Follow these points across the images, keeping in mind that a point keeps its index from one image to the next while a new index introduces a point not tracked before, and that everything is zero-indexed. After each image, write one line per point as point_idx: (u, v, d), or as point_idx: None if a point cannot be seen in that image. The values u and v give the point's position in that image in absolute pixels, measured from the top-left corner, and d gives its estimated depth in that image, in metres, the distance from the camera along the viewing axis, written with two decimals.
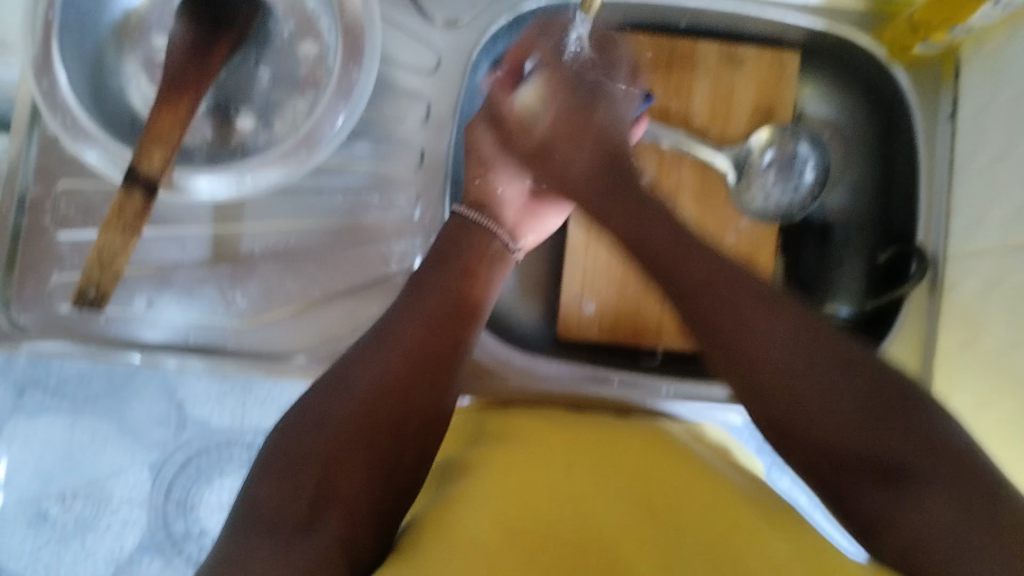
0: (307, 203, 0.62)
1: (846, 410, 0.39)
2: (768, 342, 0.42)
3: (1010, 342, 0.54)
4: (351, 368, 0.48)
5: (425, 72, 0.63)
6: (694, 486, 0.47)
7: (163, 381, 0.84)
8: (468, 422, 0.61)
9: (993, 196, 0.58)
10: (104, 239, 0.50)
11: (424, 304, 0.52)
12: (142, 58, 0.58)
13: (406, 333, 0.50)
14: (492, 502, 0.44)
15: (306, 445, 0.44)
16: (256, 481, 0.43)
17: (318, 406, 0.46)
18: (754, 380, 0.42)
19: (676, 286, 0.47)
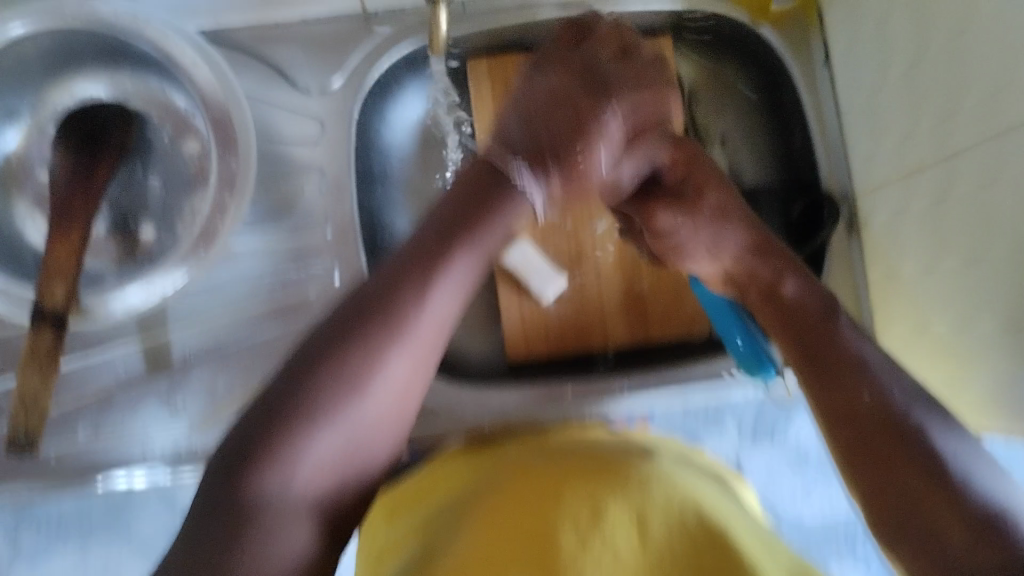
0: (230, 294, 0.62)
1: (892, 459, 0.39)
2: (854, 407, 0.41)
3: (927, 263, 0.56)
4: (292, 391, 0.38)
5: (312, 142, 0.63)
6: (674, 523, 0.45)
7: (160, 497, 0.85)
8: (436, 462, 0.57)
9: (878, 128, 0.60)
10: (24, 378, 0.51)
11: (400, 326, 0.39)
12: (31, 197, 0.59)
13: (376, 382, 0.38)
14: (489, 552, 0.44)
15: (270, 474, 0.36)
16: (206, 509, 0.36)
17: (271, 422, 0.37)
18: (874, 454, 0.39)
19: (801, 356, 0.46)
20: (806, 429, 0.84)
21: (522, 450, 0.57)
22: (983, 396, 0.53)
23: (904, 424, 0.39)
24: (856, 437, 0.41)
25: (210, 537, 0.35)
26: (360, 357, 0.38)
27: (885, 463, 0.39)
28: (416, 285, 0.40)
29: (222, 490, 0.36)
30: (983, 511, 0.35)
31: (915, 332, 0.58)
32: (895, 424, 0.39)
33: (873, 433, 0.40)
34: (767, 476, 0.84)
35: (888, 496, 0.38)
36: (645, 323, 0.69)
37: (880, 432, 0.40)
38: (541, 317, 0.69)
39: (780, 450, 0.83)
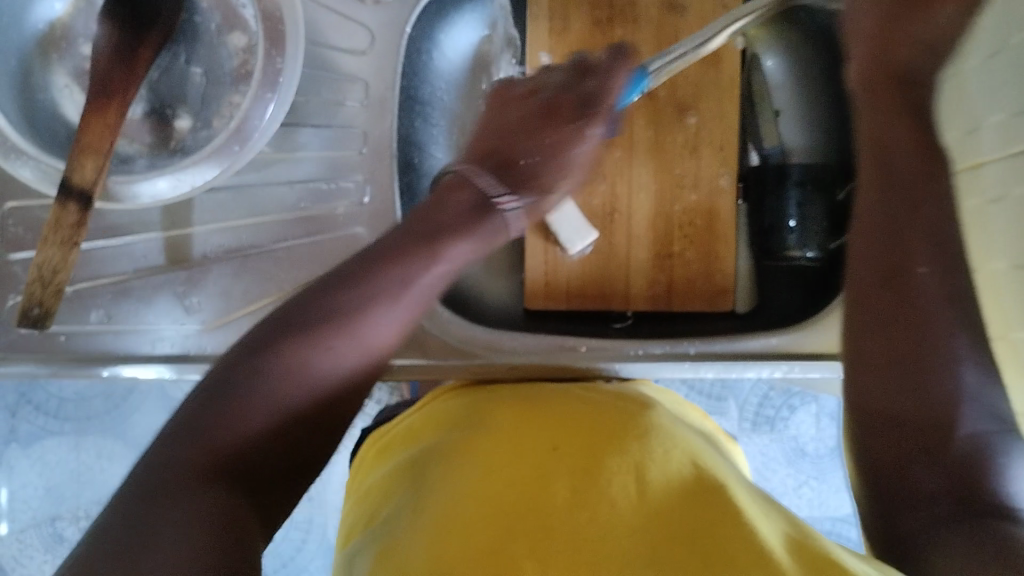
0: (256, 197, 0.61)
1: (907, 399, 0.42)
2: (917, 335, 0.42)
3: (975, 262, 0.54)
4: (260, 359, 0.43)
5: (359, 54, 0.62)
6: (676, 476, 0.43)
7: (161, 394, 0.86)
8: (438, 409, 0.56)
9: (944, 116, 0.57)
10: (43, 254, 0.50)
11: (391, 293, 0.47)
12: (71, 70, 0.57)
13: (361, 328, 0.45)
14: (473, 496, 0.43)
15: (231, 421, 0.41)
16: (148, 476, 0.38)
17: (252, 360, 0.43)
18: (904, 375, 0.42)
19: (860, 230, 0.47)
20: (806, 423, 0.85)
21: (527, 394, 0.55)
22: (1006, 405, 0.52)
23: (945, 387, 0.41)
24: (911, 361, 0.42)
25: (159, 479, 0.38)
26: (334, 311, 0.45)
27: (910, 385, 0.42)
28: (419, 260, 0.49)
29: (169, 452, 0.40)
30: (965, 449, 0.40)
31: None
32: (933, 343, 0.42)
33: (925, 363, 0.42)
34: (762, 463, 0.85)
35: (880, 445, 0.43)
36: (667, 286, 0.67)
37: (920, 355, 0.42)
38: (565, 265, 0.67)
39: (777, 442, 0.85)
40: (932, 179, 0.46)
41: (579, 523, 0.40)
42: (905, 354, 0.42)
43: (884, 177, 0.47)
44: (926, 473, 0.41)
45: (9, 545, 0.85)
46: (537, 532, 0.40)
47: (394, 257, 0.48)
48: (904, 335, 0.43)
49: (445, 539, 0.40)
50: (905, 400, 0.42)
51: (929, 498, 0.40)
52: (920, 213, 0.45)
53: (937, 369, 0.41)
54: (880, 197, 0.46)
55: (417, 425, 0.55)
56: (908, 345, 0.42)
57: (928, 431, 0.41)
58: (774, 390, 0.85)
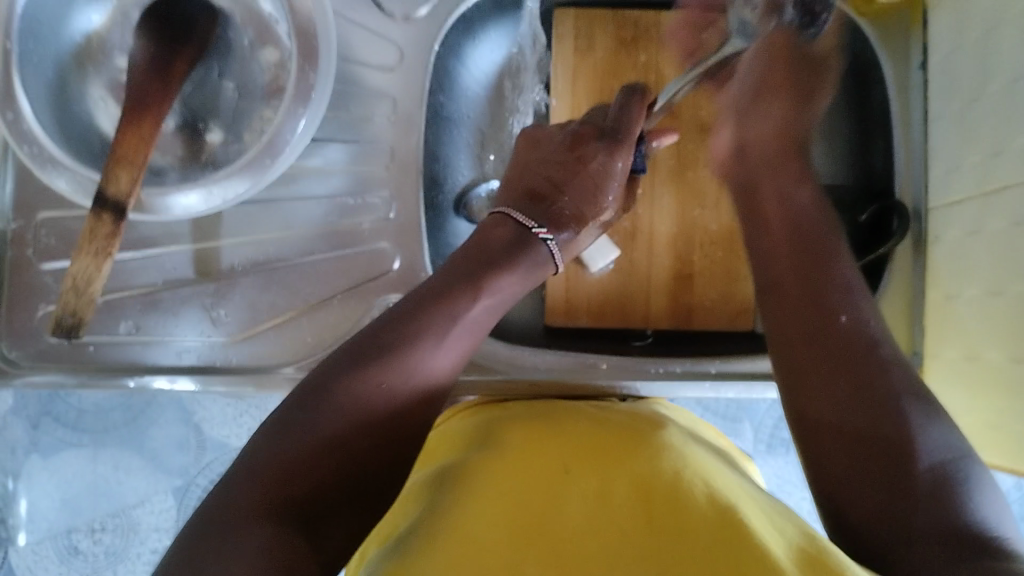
0: (283, 210, 0.62)
1: (838, 450, 0.42)
2: (824, 384, 0.44)
3: (996, 285, 0.54)
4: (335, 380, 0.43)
5: (387, 72, 0.63)
6: (690, 494, 0.43)
7: (179, 408, 0.87)
8: (459, 429, 0.56)
9: (966, 140, 0.58)
10: (79, 265, 0.51)
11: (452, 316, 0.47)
12: (106, 84, 0.58)
13: (425, 360, 0.45)
14: (491, 513, 0.43)
15: (324, 426, 0.41)
16: (248, 462, 0.40)
17: (318, 402, 0.42)
18: (844, 402, 0.43)
19: (774, 287, 0.49)
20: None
21: (536, 413, 0.55)
22: None
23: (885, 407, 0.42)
24: (856, 410, 0.42)
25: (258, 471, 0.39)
26: (400, 341, 0.45)
27: (850, 421, 0.42)
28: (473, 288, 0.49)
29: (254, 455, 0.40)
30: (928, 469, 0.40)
31: (968, 356, 0.57)
32: (864, 376, 0.43)
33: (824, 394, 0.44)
34: (777, 485, 0.85)
35: (830, 459, 0.43)
36: (689, 305, 0.68)
37: (851, 368, 0.44)
38: (584, 282, 0.68)
39: (794, 464, 0.85)
40: (823, 255, 0.49)
41: (599, 536, 0.40)
42: (854, 407, 0.43)
43: (788, 231, 0.51)
44: (889, 487, 0.40)
45: (25, 555, 0.85)
46: (551, 542, 0.40)
47: (420, 324, 0.46)
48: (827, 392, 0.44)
49: (453, 553, 0.40)
50: (833, 445, 0.43)
51: (893, 505, 0.40)
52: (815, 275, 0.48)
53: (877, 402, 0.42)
54: (783, 226, 0.51)
55: (430, 448, 0.56)
56: (838, 387, 0.43)
57: (894, 462, 0.41)
58: None
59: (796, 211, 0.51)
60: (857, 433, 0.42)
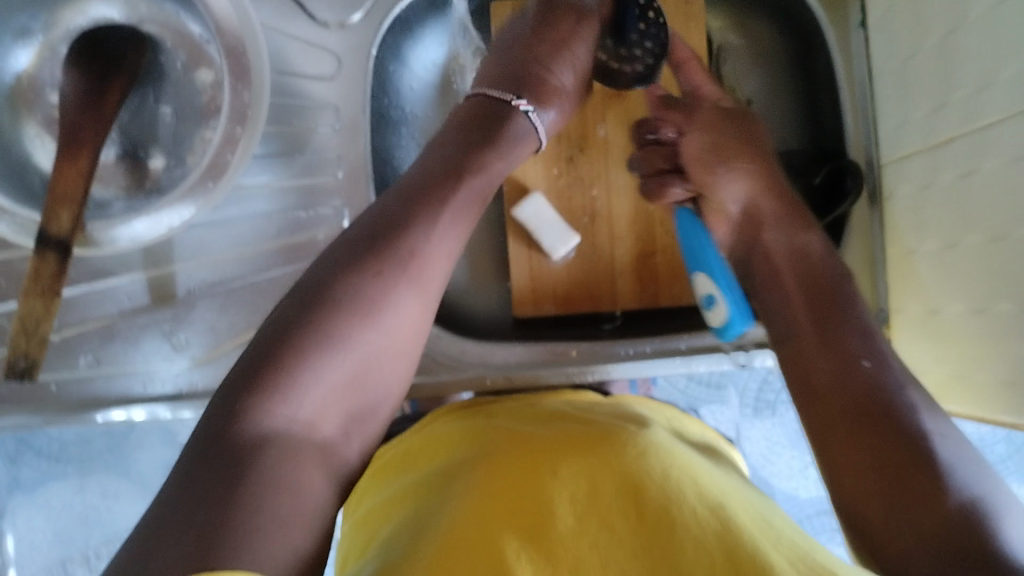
0: (233, 229, 0.61)
1: (852, 456, 0.41)
2: (839, 397, 0.43)
3: (950, 239, 0.54)
4: (304, 329, 0.40)
5: (327, 79, 0.62)
6: (677, 491, 0.43)
7: (161, 429, 0.86)
8: (445, 431, 0.55)
9: (911, 96, 0.58)
10: (26, 305, 0.50)
11: (407, 262, 0.43)
12: (41, 120, 0.57)
13: (394, 299, 0.42)
14: (478, 511, 0.43)
15: (296, 387, 0.39)
16: (214, 432, 0.38)
17: (282, 343, 0.40)
18: (854, 432, 0.41)
19: (789, 316, 0.48)
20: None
21: (515, 416, 0.55)
22: (991, 376, 0.51)
23: (906, 422, 0.40)
24: (862, 423, 0.41)
25: (229, 438, 0.37)
26: (363, 293, 0.42)
27: (863, 444, 0.41)
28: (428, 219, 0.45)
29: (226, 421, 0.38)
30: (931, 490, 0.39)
31: (929, 311, 0.57)
32: (878, 406, 0.42)
33: (840, 401, 0.43)
34: (767, 448, 0.85)
35: (844, 461, 0.41)
36: (653, 284, 0.68)
37: (866, 401, 0.42)
38: (550, 270, 0.68)
39: (781, 425, 0.85)
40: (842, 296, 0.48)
41: (589, 540, 0.41)
42: (858, 423, 0.42)
43: (801, 282, 0.49)
44: (903, 493, 0.38)
45: None
46: (542, 542, 0.40)
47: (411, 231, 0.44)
48: (837, 399, 0.43)
49: (434, 563, 0.39)
50: (843, 454, 0.41)
51: (896, 517, 0.38)
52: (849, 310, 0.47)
53: (884, 417, 0.41)
54: (803, 279, 0.50)
55: (412, 447, 0.55)
56: (852, 400, 0.42)
57: (904, 462, 0.39)
58: (770, 375, 0.85)
59: (799, 255, 0.51)
60: (872, 446, 0.40)
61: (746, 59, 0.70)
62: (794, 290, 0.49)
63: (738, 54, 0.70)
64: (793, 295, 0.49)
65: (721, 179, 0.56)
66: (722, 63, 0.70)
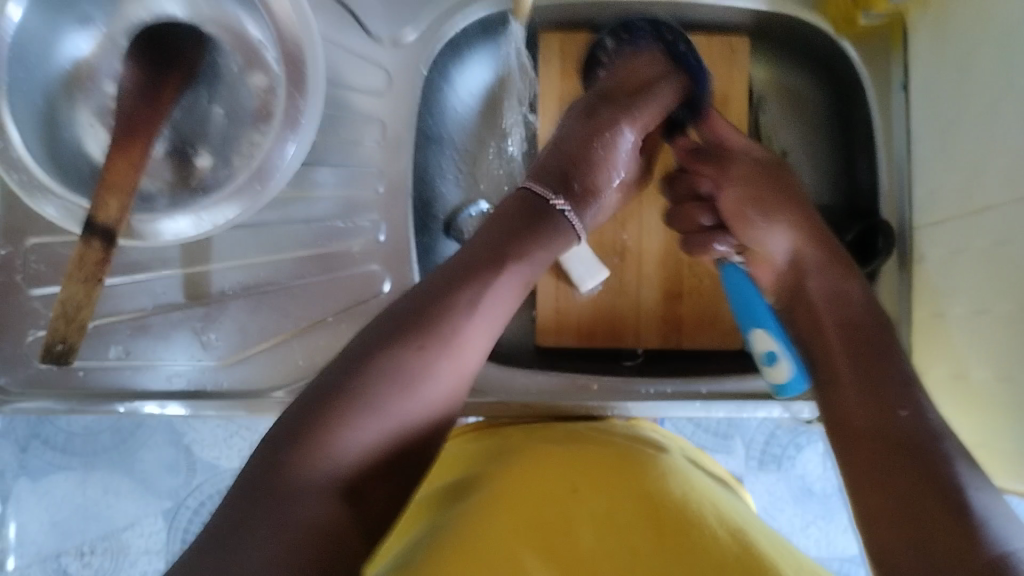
0: (271, 235, 0.62)
1: (879, 483, 0.42)
2: (851, 408, 0.46)
3: (981, 304, 0.54)
4: (350, 391, 0.42)
5: (377, 95, 0.63)
6: (697, 513, 0.44)
7: (170, 429, 0.87)
8: (467, 451, 0.57)
9: (950, 161, 0.58)
10: (69, 290, 0.51)
11: (449, 335, 0.45)
12: (95, 109, 0.59)
13: (432, 370, 0.44)
14: (496, 524, 0.44)
15: (335, 444, 0.41)
16: (258, 478, 0.40)
17: (323, 405, 0.42)
18: (892, 469, 0.41)
19: (793, 306, 0.56)
20: (814, 462, 0.85)
21: (539, 432, 0.56)
22: (1014, 442, 0.51)
23: (928, 448, 0.41)
24: (891, 452, 0.42)
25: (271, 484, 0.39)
26: (405, 361, 0.43)
27: (901, 488, 0.40)
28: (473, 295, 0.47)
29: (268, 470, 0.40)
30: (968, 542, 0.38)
31: (954, 374, 0.57)
32: (919, 450, 0.41)
33: (850, 404, 0.46)
34: (769, 503, 0.85)
35: (872, 492, 0.42)
36: (678, 325, 0.68)
37: (877, 397, 0.45)
38: (576, 303, 0.68)
39: (785, 480, 0.85)
40: (869, 335, 0.49)
41: (601, 559, 0.41)
42: (879, 439, 0.43)
43: (840, 323, 0.51)
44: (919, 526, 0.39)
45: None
46: (556, 557, 0.41)
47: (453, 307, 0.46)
48: (855, 412, 0.45)
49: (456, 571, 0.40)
50: (878, 473, 0.42)
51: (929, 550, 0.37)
52: (847, 306, 0.52)
53: (922, 459, 0.41)
54: (835, 314, 0.52)
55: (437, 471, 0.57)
56: (853, 397, 0.46)
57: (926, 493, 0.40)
58: (781, 429, 0.85)
59: (836, 296, 0.53)
60: (897, 471, 0.41)
61: (785, 113, 0.72)
62: (801, 304, 0.55)
63: (778, 108, 0.72)
64: (806, 297, 0.55)
65: (764, 234, 0.59)
66: (761, 115, 0.72)
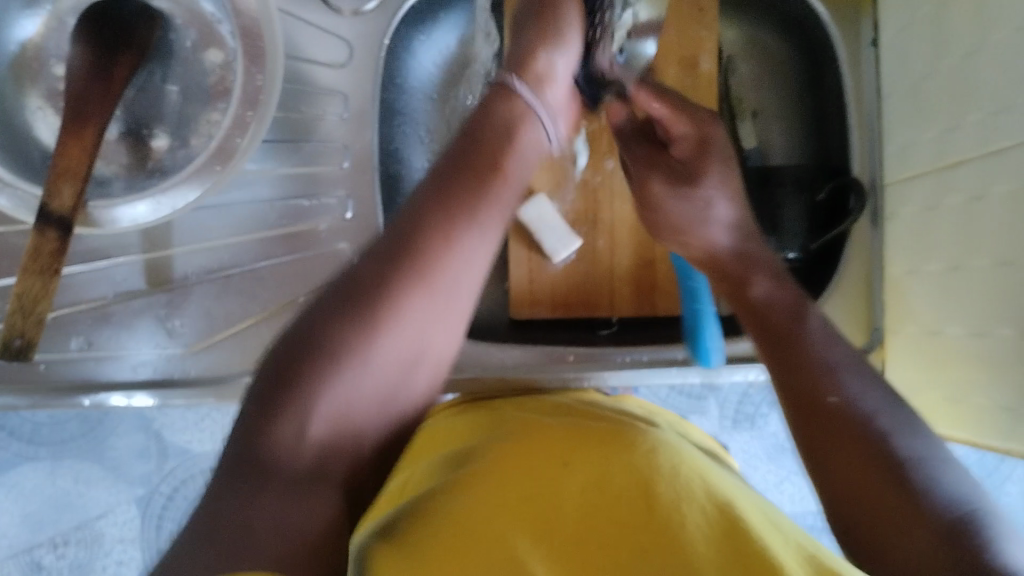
0: (234, 216, 0.60)
1: (833, 448, 0.42)
2: (788, 370, 0.47)
3: (954, 260, 0.54)
4: (355, 315, 0.40)
5: (337, 68, 0.61)
6: (684, 485, 0.44)
7: (138, 415, 0.85)
8: (445, 422, 0.56)
9: (921, 116, 0.58)
10: (25, 282, 0.49)
11: (424, 267, 0.41)
12: (45, 92, 0.56)
13: (414, 315, 0.41)
14: (487, 501, 0.43)
15: (337, 377, 0.39)
16: (243, 446, 0.38)
17: (302, 362, 0.39)
18: (841, 451, 0.42)
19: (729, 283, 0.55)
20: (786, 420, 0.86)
21: (520, 412, 0.55)
22: (991, 399, 0.52)
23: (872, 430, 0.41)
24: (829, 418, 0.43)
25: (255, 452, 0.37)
26: (381, 305, 0.40)
27: (848, 463, 0.41)
28: (443, 233, 0.43)
29: (248, 444, 0.38)
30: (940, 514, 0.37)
31: (928, 332, 0.58)
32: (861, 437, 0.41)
33: (786, 374, 0.47)
34: (744, 462, 0.86)
35: (834, 453, 0.42)
36: (650, 291, 0.67)
37: (805, 366, 0.46)
38: (549, 273, 0.67)
39: (760, 437, 0.86)
40: (796, 318, 0.50)
41: (599, 531, 0.41)
42: (809, 400, 0.44)
43: (756, 317, 0.51)
44: (874, 485, 0.40)
45: None
46: (546, 533, 0.40)
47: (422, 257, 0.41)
48: (800, 377, 0.46)
49: (449, 549, 0.39)
50: (826, 444, 0.42)
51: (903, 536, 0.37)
52: (779, 291, 0.52)
53: (872, 452, 0.40)
54: (751, 305, 0.52)
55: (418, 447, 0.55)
56: (788, 373, 0.46)
57: (881, 456, 0.40)
58: (753, 388, 0.86)
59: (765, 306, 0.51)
60: (841, 434, 0.42)
61: (759, 69, 0.70)
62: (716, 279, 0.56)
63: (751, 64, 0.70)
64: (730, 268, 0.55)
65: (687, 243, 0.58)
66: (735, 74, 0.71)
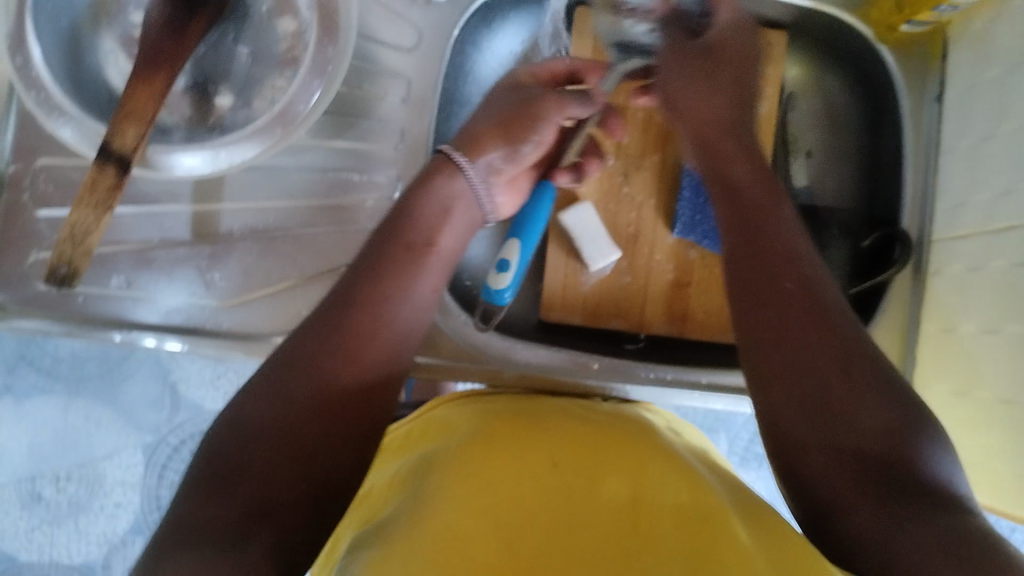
0: (285, 181, 0.61)
1: (831, 440, 0.40)
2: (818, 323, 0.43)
3: (990, 324, 0.54)
4: (309, 349, 0.45)
5: (405, 50, 0.62)
6: (674, 500, 0.44)
7: (156, 364, 0.87)
8: (429, 417, 0.57)
9: (978, 176, 0.57)
10: (77, 214, 0.50)
11: (353, 303, 0.47)
12: (118, 35, 0.57)
13: (355, 339, 0.46)
14: (468, 500, 0.44)
15: (278, 409, 0.42)
16: (186, 512, 0.39)
17: (249, 409, 0.43)
18: (797, 395, 0.42)
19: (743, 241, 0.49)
20: None
21: (518, 409, 0.55)
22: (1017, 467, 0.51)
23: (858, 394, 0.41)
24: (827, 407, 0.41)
25: (242, 431, 0.42)
26: (338, 332, 0.46)
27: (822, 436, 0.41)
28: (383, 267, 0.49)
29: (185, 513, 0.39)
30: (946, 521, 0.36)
31: (957, 393, 0.57)
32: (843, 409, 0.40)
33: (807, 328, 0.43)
34: None
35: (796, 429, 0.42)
36: (683, 318, 0.67)
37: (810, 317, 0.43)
38: (584, 285, 0.68)
39: (764, 479, 0.86)
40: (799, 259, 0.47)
41: (585, 536, 0.41)
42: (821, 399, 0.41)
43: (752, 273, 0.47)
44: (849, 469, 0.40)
45: None
46: (531, 531, 0.41)
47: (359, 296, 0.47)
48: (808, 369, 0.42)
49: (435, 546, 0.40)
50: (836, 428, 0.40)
51: (851, 483, 0.39)
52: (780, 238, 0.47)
53: (894, 438, 0.39)
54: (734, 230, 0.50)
55: (408, 438, 0.56)
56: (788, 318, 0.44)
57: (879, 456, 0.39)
58: None
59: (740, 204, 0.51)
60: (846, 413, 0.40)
61: (825, 103, 0.70)
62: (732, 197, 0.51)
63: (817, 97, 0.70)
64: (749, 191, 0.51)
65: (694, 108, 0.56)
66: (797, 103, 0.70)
